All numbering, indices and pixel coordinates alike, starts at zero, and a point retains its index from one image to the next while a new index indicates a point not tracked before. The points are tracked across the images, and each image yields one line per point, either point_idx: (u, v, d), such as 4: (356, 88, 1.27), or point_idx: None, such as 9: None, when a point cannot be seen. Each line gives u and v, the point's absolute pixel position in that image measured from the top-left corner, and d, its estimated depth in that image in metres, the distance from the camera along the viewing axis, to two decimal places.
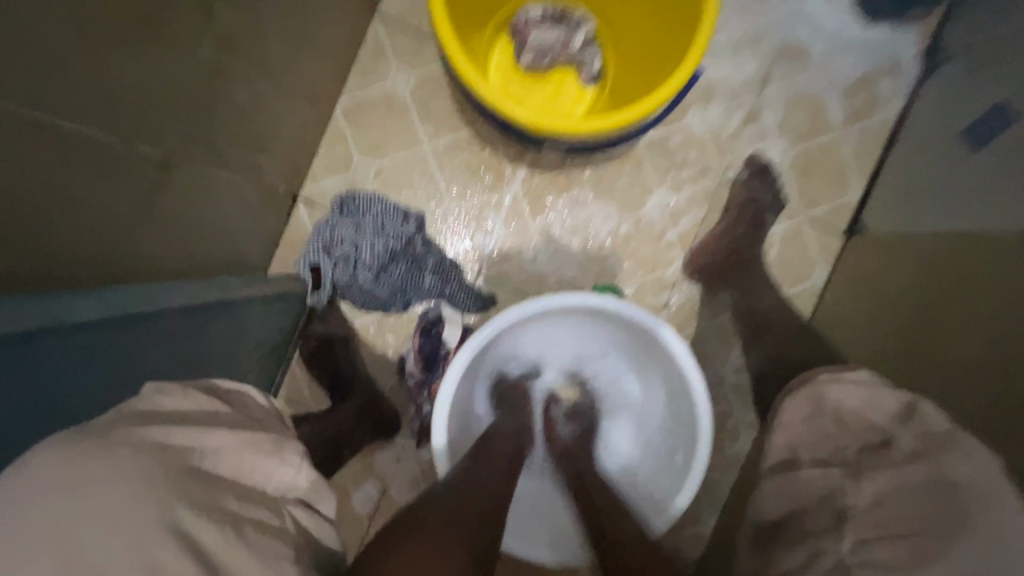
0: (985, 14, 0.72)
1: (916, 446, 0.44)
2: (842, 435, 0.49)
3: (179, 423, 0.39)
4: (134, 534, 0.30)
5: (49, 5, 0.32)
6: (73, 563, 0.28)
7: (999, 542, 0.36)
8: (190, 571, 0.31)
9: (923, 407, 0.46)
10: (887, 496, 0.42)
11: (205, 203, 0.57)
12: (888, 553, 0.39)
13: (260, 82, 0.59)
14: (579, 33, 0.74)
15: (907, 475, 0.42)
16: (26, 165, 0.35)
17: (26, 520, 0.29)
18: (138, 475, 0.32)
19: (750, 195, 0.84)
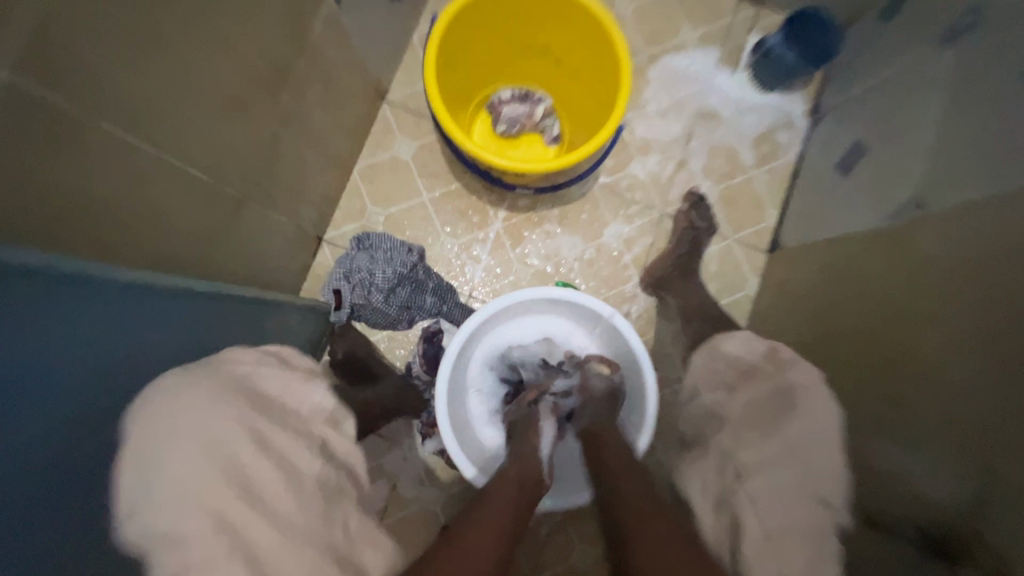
0: (858, 85, 0.95)
1: (776, 371, 0.61)
2: (731, 373, 0.66)
3: (246, 364, 0.55)
4: (221, 423, 0.45)
5: (186, 98, 0.53)
6: (191, 438, 0.43)
7: (812, 435, 0.55)
8: (260, 451, 0.47)
9: (782, 349, 0.64)
10: (755, 405, 0.59)
11: (258, 234, 0.77)
12: (757, 445, 0.56)
13: (301, 148, 0.81)
14: (540, 107, 0.97)
15: (763, 389, 0.61)
16: (162, 195, 0.55)
17: (157, 417, 0.44)
18: (221, 389, 0.48)
19: (691, 221, 1.04)
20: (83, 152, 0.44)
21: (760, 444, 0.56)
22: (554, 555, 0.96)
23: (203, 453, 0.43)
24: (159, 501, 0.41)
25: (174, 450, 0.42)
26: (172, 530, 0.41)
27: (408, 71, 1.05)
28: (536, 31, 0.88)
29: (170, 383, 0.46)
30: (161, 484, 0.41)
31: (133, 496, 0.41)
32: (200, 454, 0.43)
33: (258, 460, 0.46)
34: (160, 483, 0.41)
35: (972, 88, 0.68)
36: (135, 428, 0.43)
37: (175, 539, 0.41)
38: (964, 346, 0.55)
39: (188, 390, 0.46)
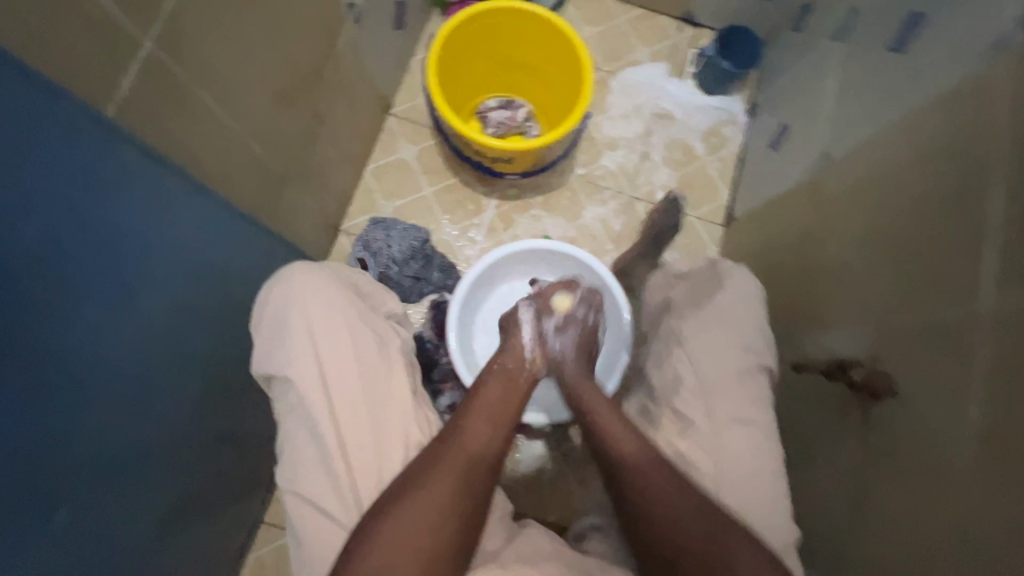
0: (783, 82, 1.15)
1: (708, 268, 0.76)
2: (678, 284, 0.80)
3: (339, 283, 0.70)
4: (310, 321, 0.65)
5: (258, 86, 0.70)
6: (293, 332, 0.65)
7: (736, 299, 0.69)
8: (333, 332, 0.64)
9: (718, 261, 0.76)
10: (695, 290, 0.74)
11: (294, 212, 0.93)
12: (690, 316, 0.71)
13: (327, 144, 0.98)
14: (520, 112, 1.16)
15: (697, 279, 0.76)
16: (237, 159, 0.71)
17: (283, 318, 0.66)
18: (315, 298, 0.66)
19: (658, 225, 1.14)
20: (190, 113, 0.60)
21: (695, 315, 0.70)
22: (557, 498, 1.06)
23: (316, 317, 0.65)
24: (289, 344, 0.64)
25: (297, 314, 0.65)
26: (293, 362, 0.63)
27: (409, 89, 1.25)
28: (516, 47, 1.08)
29: (297, 270, 0.67)
30: (289, 333, 0.64)
31: (270, 342, 0.65)
32: (314, 319, 0.65)
33: (348, 329, 0.65)
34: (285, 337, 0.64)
35: (857, 66, 0.87)
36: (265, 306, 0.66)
37: (296, 368, 0.63)
38: (861, 245, 0.71)
39: (302, 284, 0.66)
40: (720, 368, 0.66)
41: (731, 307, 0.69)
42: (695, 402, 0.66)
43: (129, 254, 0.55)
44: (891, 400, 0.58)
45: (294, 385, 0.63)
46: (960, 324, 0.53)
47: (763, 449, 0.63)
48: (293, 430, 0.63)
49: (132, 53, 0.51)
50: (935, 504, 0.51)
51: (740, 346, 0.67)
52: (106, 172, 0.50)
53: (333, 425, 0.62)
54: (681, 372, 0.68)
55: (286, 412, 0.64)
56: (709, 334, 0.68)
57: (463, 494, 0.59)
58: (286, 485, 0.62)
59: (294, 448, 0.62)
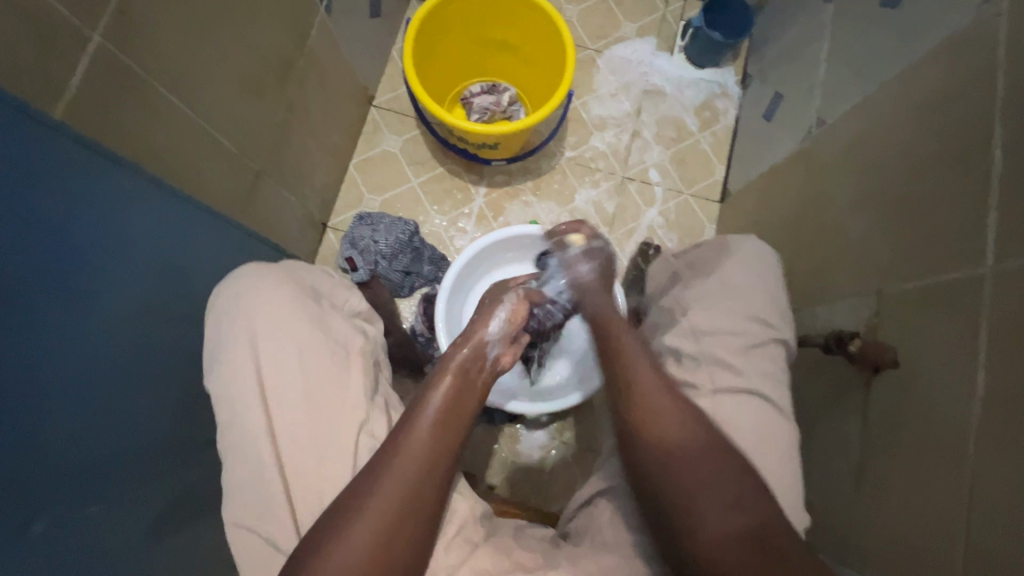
0: (774, 50, 1.11)
1: (714, 250, 0.73)
2: (681, 263, 0.78)
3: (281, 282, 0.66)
4: (249, 322, 0.63)
5: (219, 77, 0.68)
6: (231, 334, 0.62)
7: (735, 285, 0.67)
8: (289, 336, 0.62)
9: (734, 240, 0.72)
10: (703, 269, 0.72)
11: (273, 208, 0.91)
12: (694, 291, 0.69)
13: (305, 137, 0.96)
14: (504, 96, 1.13)
15: (703, 259, 0.74)
16: (203, 154, 0.70)
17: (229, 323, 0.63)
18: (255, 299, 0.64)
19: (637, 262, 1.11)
20: (143, 105, 0.58)
21: (702, 286, 0.69)
22: (560, 488, 1.04)
23: (258, 329, 0.62)
24: (230, 357, 0.61)
25: (238, 326, 0.62)
26: (232, 377, 0.60)
27: (391, 79, 1.22)
28: (495, 28, 1.05)
29: (242, 278, 0.65)
30: (230, 347, 0.62)
31: (237, 351, 0.61)
32: (258, 323, 0.62)
33: (300, 334, 0.63)
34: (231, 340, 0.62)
35: (849, 26, 0.84)
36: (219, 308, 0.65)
37: (234, 382, 0.60)
38: (858, 211, 0.68)
39: (250, 286, 0.65)
40: (725, 337, 0.63)
41: (740, 279, 0.67)
42: (698, 370, 0.62)
43: (91, 255, 0.53)
44: (891, 370, 0.56)
45: (234, 403, 0.59)
46: (962, 286, 0.50)
47: (767, 423, 0.59)
48: (235, 451, 0.59)
49: (75, 43, 0.49)
50: (938, 475, 0.48)
51: (747, 315, 0.65)
52: (54, 169, 0.48)
53: (275, 445, 0.58)
54: (682, 341, 0.65)
55: (228, 432, 0.60)
56: (716, 304, 0.66)
57: (411, 511, 0.50)
58: (228, 513, 0.58)
59: (234, 470, 0.58)
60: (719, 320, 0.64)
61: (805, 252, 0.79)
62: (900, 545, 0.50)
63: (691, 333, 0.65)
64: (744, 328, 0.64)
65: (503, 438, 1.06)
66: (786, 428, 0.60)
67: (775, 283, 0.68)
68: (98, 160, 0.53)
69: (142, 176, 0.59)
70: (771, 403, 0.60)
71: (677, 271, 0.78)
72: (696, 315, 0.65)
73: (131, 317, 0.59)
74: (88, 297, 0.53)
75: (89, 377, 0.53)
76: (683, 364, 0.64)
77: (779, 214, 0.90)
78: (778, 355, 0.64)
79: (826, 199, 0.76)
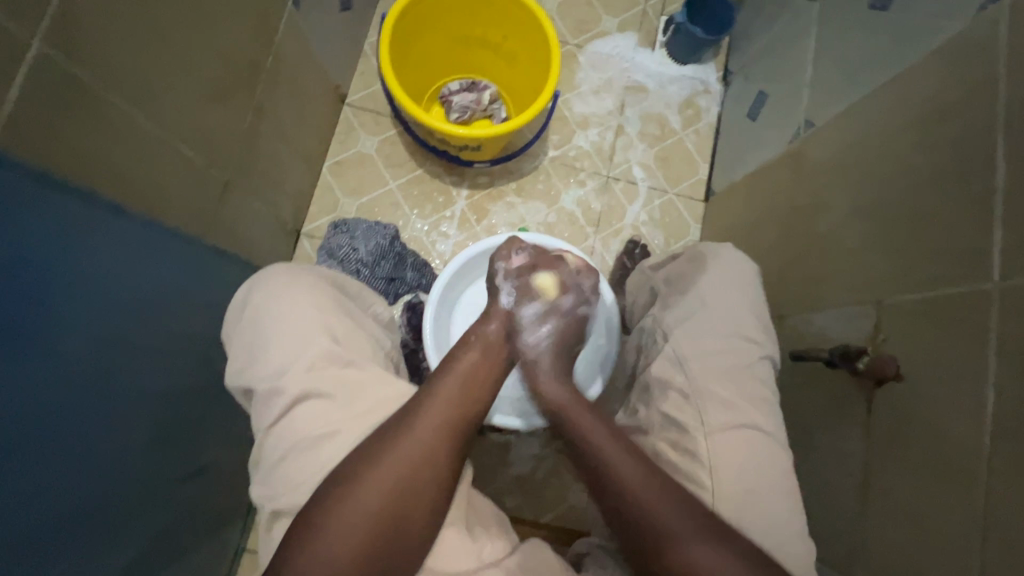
0: (757, 48, 1.11)
1: (688, 262, 0.72)
2: (658, 279, 0.77)
3: (292, 279, 0.62)
4: (265, 325, 0.58)
5: (182, 83, 0.63)
6: (251, 325, 0.59)
7: (706, 300, 0.65)
8: (328, 331, 0.59)
9: (705, 246, 0.72)
10: (682, 283, 0.70)
11: (244, 220, 0.85)
12: (674, 311, 0.67)
13: (278, 142, 0.90)
14: (485, 94, 1.08)
15: (679, 271, 0.73)
16: (166, 168, 0.64)
17: (247, 312, 0.60)
18: (274, 292, 0.60)
19: (623, 269, 1.10)
20: (97, 117, 0.53)
21: (679, 306, 0.67)
22: (552, 497, 1.02)
23: (306, 326, 0.58)
24: (275, 354, 0.56)
25: (285, 324, 0.58)
26: (284, 374, 0.55)
27: (364, 77, 1.16)
28: (475, 22, 1.00)
29: (269, 275, 0.62)
30: (274, 345, 0.57)
31: (243, 350, 0.59)
32: (270, 319, 0.58)
33: (337, 328, 0.60)
34: (254, 337, 0.58)
35: (839, 27, 0.83)
36: (238, 305, 0.62)
37: (288, 380, 0.55)
38: (854, 218, 0.67)
39: (268, 284, 0.61)
40: (707, 360, 0.61)
41: (718, 289, 0.66)
42: (686, 405, 0.60)
43: (47, 292, 0.47)
44: (894, 384, 0.56)
45: (267, 412, 0.55)
46: (968, 302, 0.50)
47: (761, 449, 0.57)
48: (296, 449, 0.53)
49: (15, 55, 0.44)
50: (946, 494, 0.48)
51: (731, 333, 0.63)
52: (1, 202, 0.43)
53: (349, 437, 0.53)
54: (666, 372, 0.63)
55: (281, 428, 0.54)
56: (693, 324, 0.64)
57: (419, 481, 0.51)
58: (284, 509, 0.52)
59: (302, 464, 0.52)
60: (701, 345, 0.62)
61: (798, 258, 0.79)
62: (907, 562, 0.51)
63: (675, 363, 0.62)
64: (729, 348, 0.62)
65: (492, 449, 1.03)
66: (783, 454, 0.58)
67: (756, 293, 0.67)
68: (47, 187, 0.47)
69: (99, 202, 0.53)
70: (763, 429, 0.58)
71: (656, 288, 0.76)
72: (676, 338, 0.63)
73: (97, 356, 0.54)
74: (46, 339, 0.48)
75: (41, 427, 0.48)
76: (671, 399, 0.61)
77: (768, 218, 0.89)
78: (767, 371, 0.62)
79: (819, 203, 0.76)
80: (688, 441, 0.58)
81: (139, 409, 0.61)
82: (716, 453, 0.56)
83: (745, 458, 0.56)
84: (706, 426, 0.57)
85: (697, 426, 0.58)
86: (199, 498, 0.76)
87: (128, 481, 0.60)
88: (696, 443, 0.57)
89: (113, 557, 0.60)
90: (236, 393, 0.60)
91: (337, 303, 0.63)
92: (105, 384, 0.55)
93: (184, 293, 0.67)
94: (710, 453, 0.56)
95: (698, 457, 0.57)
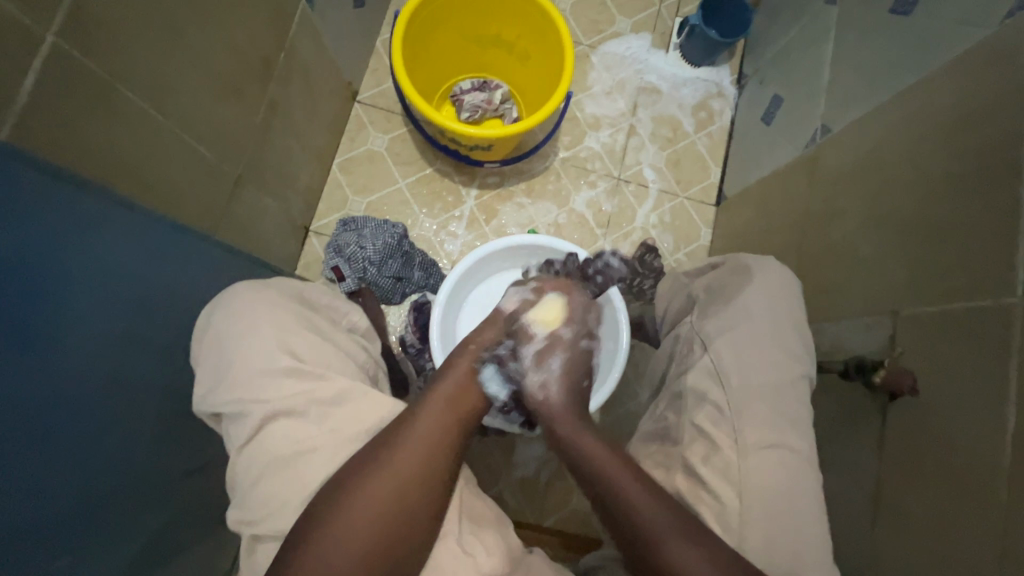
0: (773, 51, 1.09)
1: (718, 274, 0.71)
2: (689, 285, 0.76)
3: (259, 286, 0.64)
4: (231, 337, 0.58)
5: (195, 79, 0.63)
6: (224, 328, 0.59)
7: (747, 312, 0.63)
8: (292, 349, 0.58)
9: (733, 256, 0.72)
10: (717, 288, 0.70)
11: (254, 217, 0.86)
12: (714, 319, 0.65)
13: (289, 139, 0.90)
14: (497, 93, 1.07)
15: (710, 280, 0.72)
16: (179, 164, 0.64)
17: (224, 310, 0.60)
18: (248, 293, 0.62)
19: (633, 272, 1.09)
20: (112, 111, 0.53)
21: (721, 315, 0.65)
22: (556, 500, 1.02)
23: (269, 343, 0.57)
24: (242, 373, 0.56)
25: (252, 340, 0.57)
26: (250, 395, 0.55)
27: (376, 74, 1.16)
28: (489, 21, 1.00)
29: (244, 285, 0.63)
30: (240, 362, 0.56)
31: (211, 371, 0.58)
32: (241, 329, 0.58)
33: (302, 344, 0.59)
34: (223, 351, 0.58)
35: (858, 31, 0.81)
36: (217, 306, 0.62)
37: (256, 400, 0.54)
38: (872, 226, 0.66)
39: (249, 289, 0.62)
40: (751, 377, 0.59)
41: (761, 303, 0.64)
42: (721, 423, 0.58)
43: (57, 289, 0.47)
44: (910, 398, 0.55)
45: (238, 432, 0.55)
46: (990, 316, 0.48)
47: (794, 469, 0.56)
48: (273, 469, 0.52)
49: (29, 47, 0.44)
50: (963, 515, 0.47)
51: (772, 349, 0.61)
52: (15, 196, 0.43)
53: (319, 459, 0.53)
54: (702, 384, 0.61)
55: (254, 449, 0.54)
56: (736, 336, 0.62)
57: (419, 480, 0.52)
58: (269, 531, 0.51)
59: (275, 487, 0.52)
60: (743, 359, 0.60)
61: (811, 266, 0.78)
62: None
63: (714, 375, 0.60)
64: (768, 364, 0.60)
65: (497, 451, 1.03)
66: (813, 476, 0.56)
67: (795, 304, 0.65)
68: (59, 183, 0.47)
69: (109, 198, 0.53)
70: (795, 445, 0.57)
71: (692, 295, 0.74)
72: (718, 352, 0.61)
73: (103, 355, 0.54)
74: (53, 334, 0.48)
75: (48, 426, 0.48)
76: (707, 412, 0.59)
77: (781, 224, 0.88)
78: (803, 391, 0.60)
79: (834, 211, 0.74)
80: (717, 454, 0.57)
81: (146, 405, 0.61)
82: (746, 470, 0.54)
83: (774, 477, 0.55)
84: (738, 442, 0.56)
85: (729, 441, 0.57)
86: (205, 493, 0.76)
87: (133, 477, 0.61)
88: (723, 461, 0.56)
89: (118, 553, 0.60)
90: (206, 417, 0.58)
91: (306, 318, 0.63)
92: (113, 379, 0.55)
93: (195, 288, 0.67)
94: (740, 465, 0.55)
95: (726, 473, 0.55)
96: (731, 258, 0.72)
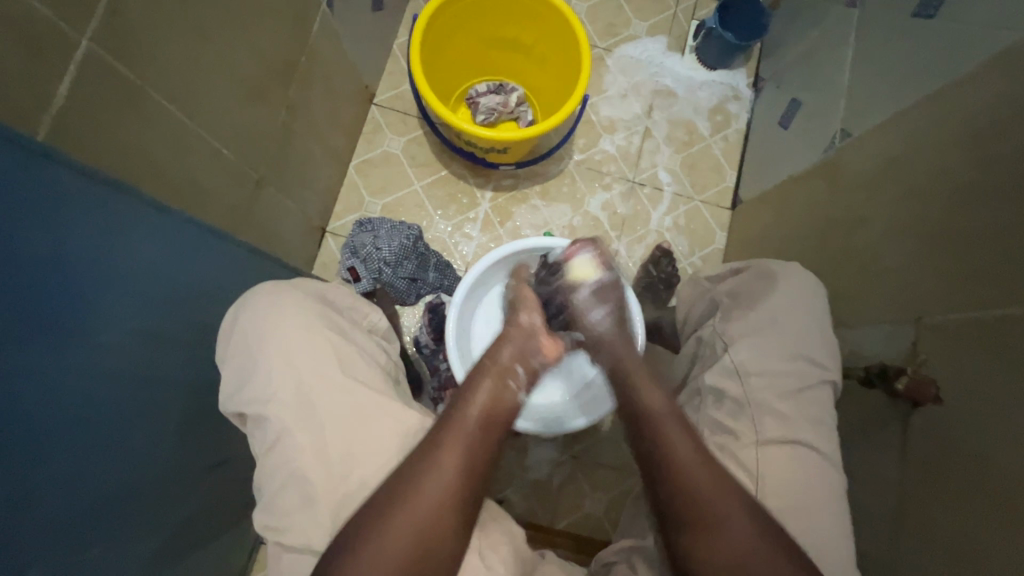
0: (791, 54, 1.08)
1: (740, 280, 0.71)
2: (710, 288, 0.76)
3: (274, 291, 0.63)
4: (255, 342, 0.58)
5: (218, 82, 0.63)
6: (246, 338, 0.59)
7: (770, 316, 0.63)
8: (314, 350, 0.58)
9: (758, 261, 0.71)
10: (739, 292, 0.70)
11: (275, 219, 0.87)
12: (737, 323, 0.65)
13: (308, 141, 0.91)
14: (512, 96, 1.08)
15: (732, 284, 0.72)
16: (203, 166, 0.65)
17: (246, 320, 0.60)
18: (268, 301, 0.61)
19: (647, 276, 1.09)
20: (142, 117, 0.54)
21: (746, 318, 0.64)
22: (569, 504, 1.02)
23: (292, 347, 0.58)
24: (265, 376, 0.57)
25: (277, 343, 0.58)
26: (274, 399, 0.56)
27: (393, 77, 1.17)
28: (506, 25, 1.00)
29: (263, 289, 0.63)
30: (264, 365, 0.57)
31: (235, 371, 0.59)
32: (267, 333, 0.59)
33: (326, 347, 0.59)
34: (250, 352, 0.58)
35: (880, 35, 0.81)
36: (239, 313, 0.62)
37: (279, 405, 0.55)
38: (894, 232, 0.66)
39: (269, 294, 0.62)
40: (770, 378, 0.59)
41: (787, 309, 0.63)
42: (741, 415, 0.59)
43: (87, 288, 0.48)
44: (934, 406, 0.54)
45: (263, 437, 0.56)
46: (1017, 325, 0.47)
47: (813, 476, 0.55)
48: (295, 479, 0.53)
49: (65, 52, 0.45)
50: (992, 527, 0.46)
51: (792, 352, 0.60)
52: (50, 198, 0.44)
53: (341, 466, 0.54)
54: (722, 383, 0.61)
55: (278, 454, 0.54)
56: (758, 340, 0.62)
57: (451, 502, 0.51)
58: (294, 539, 0.52)
59: (299, 494, 0.53)
60: (763, 360, 0.60)
61: (830, 273, 0.77)
62: None
63: (734, 374, 0.61)
64: (791, 368, 0.60)
65: (510, 453, 1.03)
66: (838, 483, 0.56)
67: (820, 311, 0.64)
68: (93, 185, 0.48)
69: (138, 198, 0.54)
70: (813, 450, 0.56)
71: (714, 300, 0.74)
72: (736, 350, 0.61)
73: (130, 352, 0.55)
74: (82, 333, 0.49)
75: (74, 421, 0.49)
76: (726, 407, 0.60)
77: (800, 229, 0.87)
78: (827, 396, 0.60)
79: (855, 217, 0.74)
80: (737, 451, 0.57)
81: (170, 403, 0.62)
82: (766, 471, 0.55)
83: (794, 483, 0.54)
84: (758, 437, 0.57)
85: (749, 434, 0.57)
86: (224, 491, 0.76)
87: (156, 473, 0.61)
88: (744, 460, 0.56)
89: (141, 548, 0.61)
90: (231, 417, 0.60)
91: (329, 318, 0.63)
92: (138, 376, 0.56)
93: (218, 288, 0.69)
94: (759, 464, 0.55)
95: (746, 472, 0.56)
96: (755, 263, 0.71)
